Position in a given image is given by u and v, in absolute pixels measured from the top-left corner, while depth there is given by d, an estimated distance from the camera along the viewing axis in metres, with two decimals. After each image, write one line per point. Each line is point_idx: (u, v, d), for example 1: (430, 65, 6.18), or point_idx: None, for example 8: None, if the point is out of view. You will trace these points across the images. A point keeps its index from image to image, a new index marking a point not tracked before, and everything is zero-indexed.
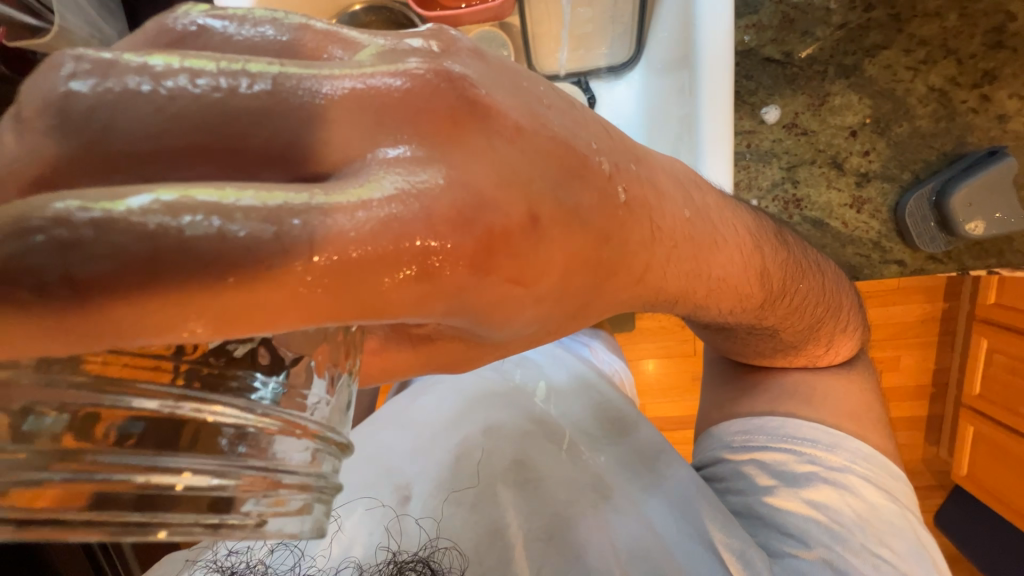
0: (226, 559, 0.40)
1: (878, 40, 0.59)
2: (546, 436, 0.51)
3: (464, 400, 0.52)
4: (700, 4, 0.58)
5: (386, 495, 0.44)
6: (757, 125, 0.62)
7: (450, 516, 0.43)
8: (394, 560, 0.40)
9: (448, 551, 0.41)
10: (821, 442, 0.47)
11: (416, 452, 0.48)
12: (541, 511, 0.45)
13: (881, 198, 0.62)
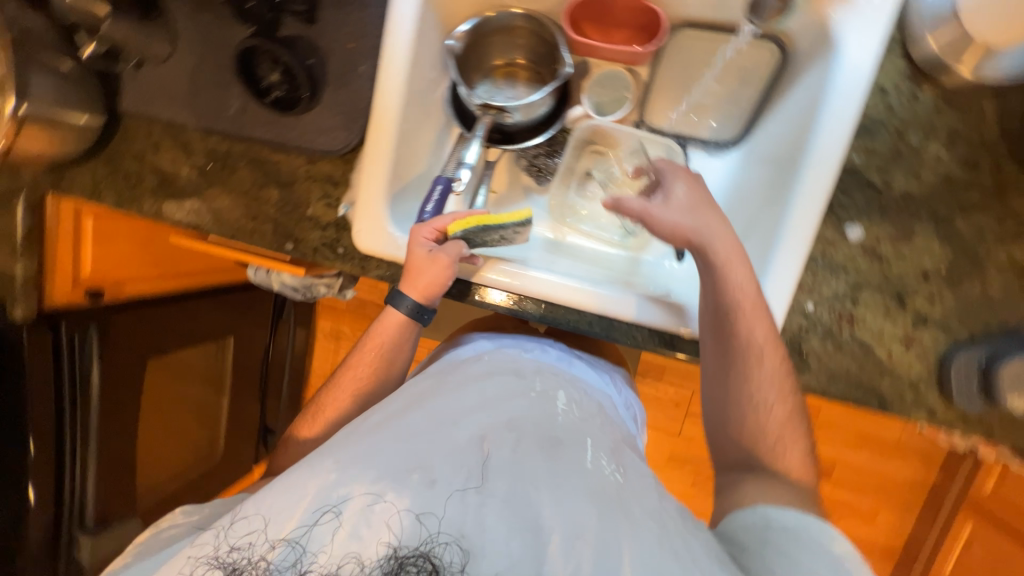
0: (229, 555, 0.50)
1: (975, 201, 0.62)
2: (566, 449, 0.57)
3: (486, 408, 0.61)
4: (823, 114, 0.62)
5: (401, 487, 0.50)
6: (837, 238, 0.64)
7: (455, 515, 0.49)
8: (395, 555, 0.48)
9: (449, 544, 0.48)
10: (789, 523, 0.52)
11: (440, 444, 0.55)
12: (563, 523, 0.49)
13: (932, 344, 0.64)
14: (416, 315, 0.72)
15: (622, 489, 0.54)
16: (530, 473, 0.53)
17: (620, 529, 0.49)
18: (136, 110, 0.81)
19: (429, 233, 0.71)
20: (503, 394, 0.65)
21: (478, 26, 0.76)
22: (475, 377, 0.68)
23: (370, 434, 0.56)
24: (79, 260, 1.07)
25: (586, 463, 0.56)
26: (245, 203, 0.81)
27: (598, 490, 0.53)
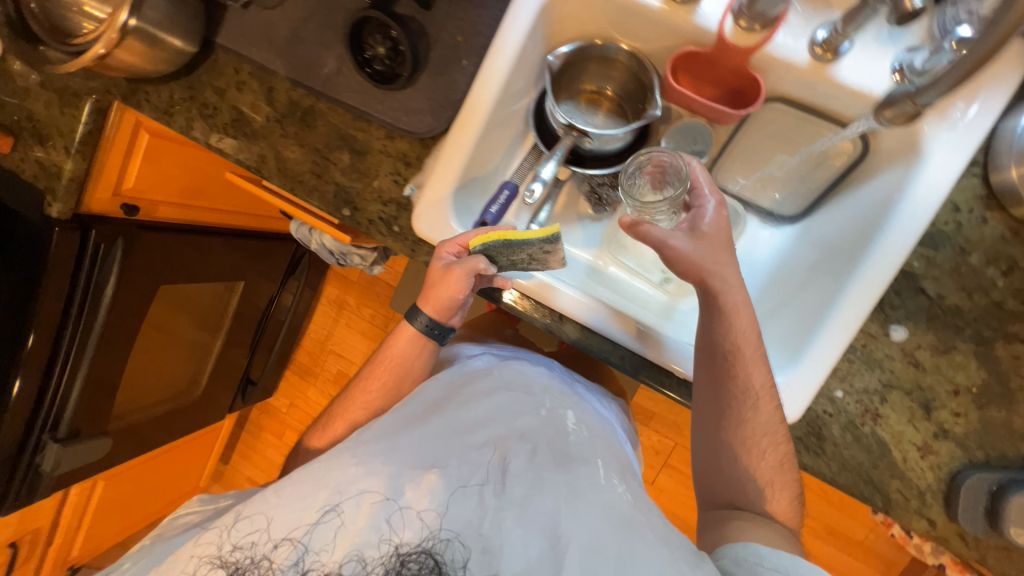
0: (232, 554, 0.60)
1: (1018, 332, 0.64)
2: (559, 470, 0.69)
3: (479, 422, 0.73)
4: (895, 215, 0.64)
5: (410, 490, 0.63)
6: (879, 334, 0.66)
7: (455, 516, 0.62)
8: (397, 551, 0.60)
9: (448, 546, 0.60)
10: (764, 562, 0.57)
11: (449, 452, 0.68)
12: (575, 534, 0.61)
13: (947, 458, 0.65)
14: (429, 332, 0.79)
15: (626, 506, 0.65)
16: (535, 480, 0.67)
17: (623, 535, 0.61)
18: (231, 45, 0.82)
19: (452, 248, 0.74)
20: (511, 408, 0.75)
21: (580, 51, 0.78)
22: (490, 387, 0.78)
23: (386, 439, 0.69)
24: (125, 173, 1.07)
25: (597, 479, 0.68)
26: (312, 159, 0.81)
27: (610, 504, 0.64)
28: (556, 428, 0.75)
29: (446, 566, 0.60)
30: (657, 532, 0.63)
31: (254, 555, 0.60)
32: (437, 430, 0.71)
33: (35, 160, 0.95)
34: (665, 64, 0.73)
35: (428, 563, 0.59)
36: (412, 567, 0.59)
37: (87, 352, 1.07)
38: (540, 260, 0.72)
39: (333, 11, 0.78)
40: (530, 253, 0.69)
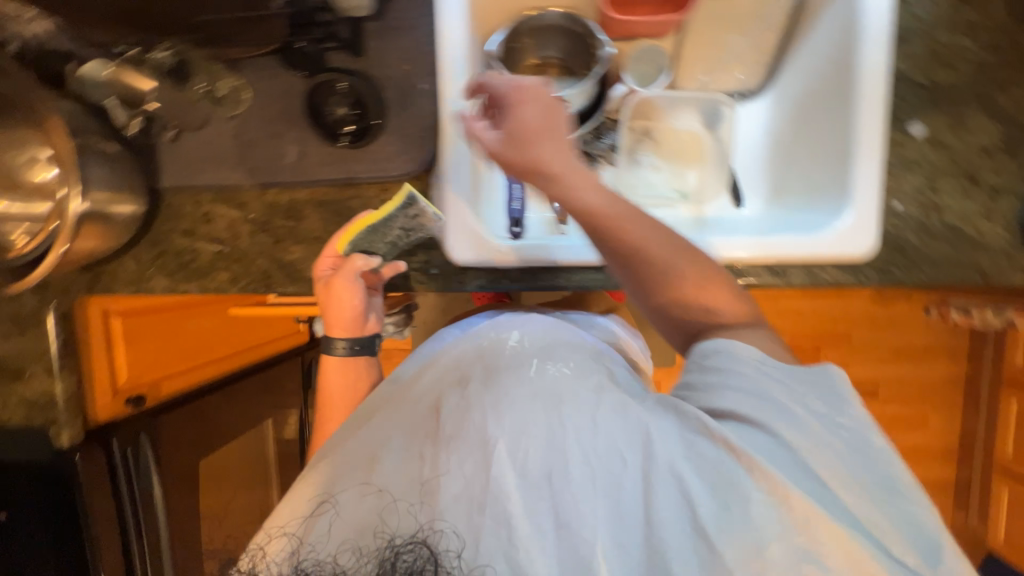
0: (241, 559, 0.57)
1: (1010, 78, 0.68)
2: (536, 396, 0.54)
3: (431, 376, 0.63)
4: (864, 33, 0.68)
5: (359, 475, 0.55)
6: (904, 138, 0.70)
7: (404, 480, 0.53)
8: (389, 545, 0.50)
9: (440, 536, 0.49)
10: (759, 362, 0.50)
11: (399, 429, 0.57)
12: (499, 430, 0.51)
13: (1012, 211, 0.69)
14: (352, 351, 0.75)
15: (566, 383, 0.55)
16: (463, 407, 0.55)
17: (567, 424, 0.51)
18: (181, 184, 0.77)
19: (329, 261, 0.75)
20: (453, 358, 0.65)
21: (516, 30, 0.81)
22: (439, 355, 0.68)
23: (347, 430, 0.62)
24: (116, 368, 0.98)
25: (524, 372, 0.57)
26: (320, 249, 0.77)
27: (535, 391, 0.54)
28: (496, 351, 0.64)
29: (443, 560, 0.48)
30: (611, 402, 0.52)
31: (252, 558, 0.55)
32: (401, 399, 0.62)
33: (20, 400, 0.85)
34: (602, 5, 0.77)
35: (425, 555, 0.49)
36: (408, 560, 0.49)
37: (165, 559, 1.02)
38: (415, 226, 0.73)
39: (268, 99, 0.74)
40: (400, 225, 0.72)
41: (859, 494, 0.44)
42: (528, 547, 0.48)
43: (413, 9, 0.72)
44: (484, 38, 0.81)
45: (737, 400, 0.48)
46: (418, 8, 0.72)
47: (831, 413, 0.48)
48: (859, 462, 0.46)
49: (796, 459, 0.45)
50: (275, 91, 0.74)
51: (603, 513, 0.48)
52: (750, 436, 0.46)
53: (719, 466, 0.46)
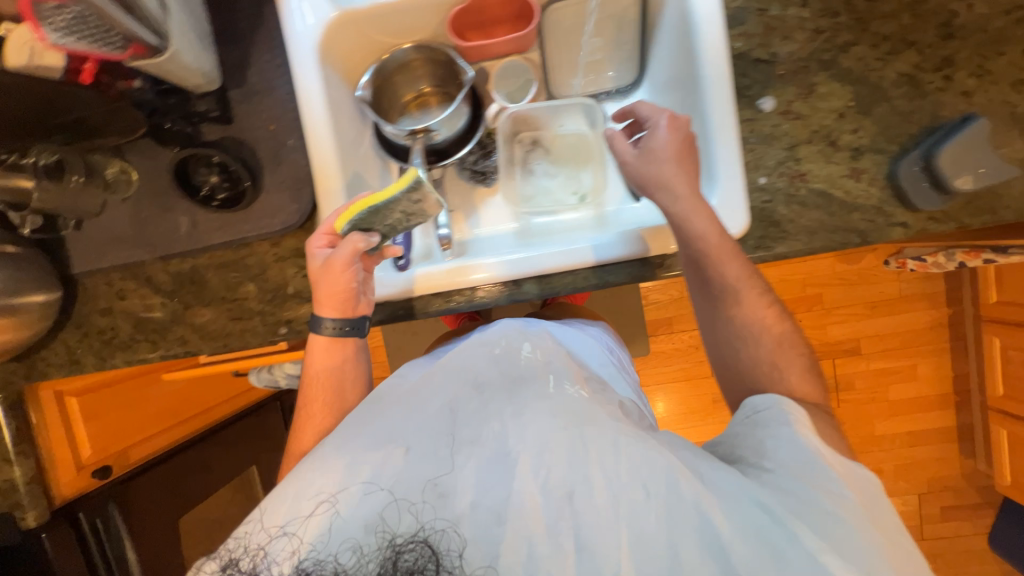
0: (229, 548, 0.54)
1: (848, 39, 0.69)
2: (571, 421, 0.56)
3: (445, 382, 0.65)
4: (696, 19, 0.69)
5: (374, 464, 0.55)
6: (756, 114, 0.71)
7: (415, 476, 0.54)
8: (390, 543, 0.51)
9: (444, 535, 0.51)
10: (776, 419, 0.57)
11: (419, 428, 0.58)
12: (523, 447, 0.55)
13: (876, 168, 0.69)
14: (342, 331, 0.72)
15: (584, 404, 0.59)
16: (483, 414, 0.59)
17: (587, 445, 0.54)
18: (90, 267, 0.81)
19: (324, 239, 0.72)
20: (461, 360, 0.67)
21: (378, 71, 0.81)
22: (439, 364, 0.69)
23: (354, 425, 0.61)
24: (76, 444, 1.03)
25: (544, 390, 0.61)
26: (226, 308, 0.81)
27: (558, 409, 0.58)
28: (511, 362, 0.66)
29: (443, 559, 0.50)
30: (629, 436, 0.55)
31: (250, 557, 0.51)
32: (415, 401, 0.62)
33: None
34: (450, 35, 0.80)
35: (427, 554, 0.51)
36: (408, 559, 0.50)
37: None
38: (415, 211, 0.69)
39: (153, 177, 0.78)
40: (404, 209, 0.67)
41: (874, 535, 0.48)
42: (545, 565, 0.50)
43: (271, 71, 0.76)
44: (353, 81, 0.83)
45: (806, 441, 0.54)
46: (276, 70, 0.76)
47: (849, 471, 0.52)
48: (863, 513, 0.49)
49: (803, 497, 0.50)
50: (158, 168, 0.78)
51: (620, 533, 0.50)
52: (783, 486, 0.51)
53: (761, 517, 0.49)
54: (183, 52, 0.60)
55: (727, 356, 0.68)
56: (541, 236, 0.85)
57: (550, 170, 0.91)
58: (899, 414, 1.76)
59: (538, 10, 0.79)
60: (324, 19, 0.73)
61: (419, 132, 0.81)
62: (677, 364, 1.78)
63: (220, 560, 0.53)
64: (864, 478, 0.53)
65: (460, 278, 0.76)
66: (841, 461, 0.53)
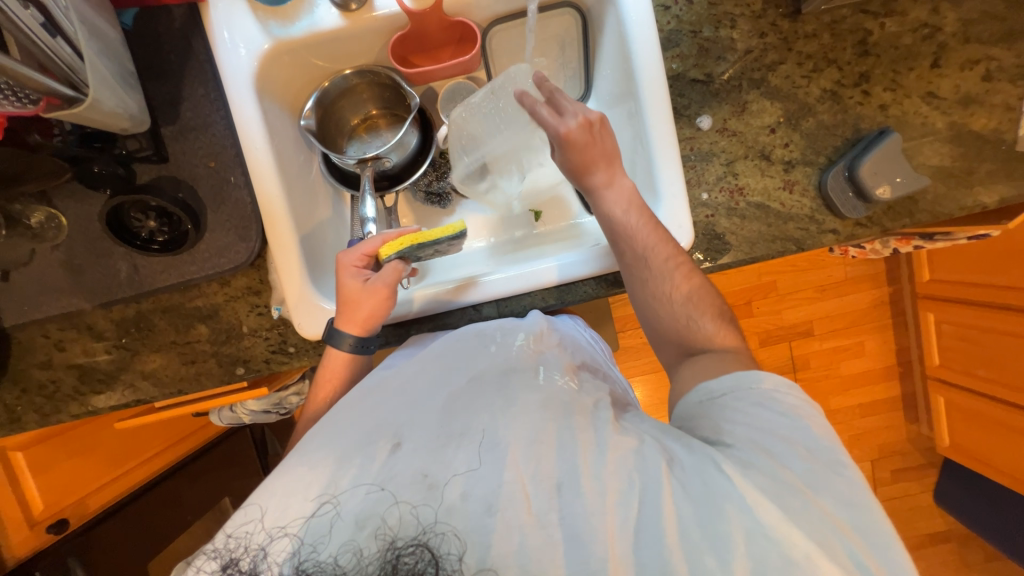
0: (228, 544, 0.49)
1: (775, 58, 0.73)
2: (564, 414, 0.55)
3: (441, 383, 0.62)
4: (634, 42, 0.70)
5: (370, 455, 0.52)
6: (695, 132, 0.74)
7: (410, 474, 0.50)
8: (391, 547, 0.47)
9: (446, 536, 0.47)
10: (752, 378, 0.55)
11: (417, 416, 0.57)
12: (514, 436, 0.52)
13: (806, 179, 0.74)
14: (360, 348, 0.71)
15: (571, 395, 0.59)
16: (475, 408, 0.56)
17: (577, 435, 0.52)
18: (21, 320, 0.76)
19: (358, 259, 0.72)
20: (455, 354, 0.66)
21: (320, 99, 0.79)
22: (422, 359, 0.67)
23: (347, 415, 0.58)
24: (27, 501, 1.01)
25: (534, 381, 0.60)
26: (177, 351, 0.78)
27: (549, 401, 0.57)
28: (507, 360, 0.65)
29: (443, 562, 0.46)
30: (621, 427, 0.54)
31: (250, 557, 0.48)
32: (411, 396, 0.60)
33: None
34: (393, 59, 0.78)
35: (427, 558, 0.46)
36: (409, 563, 0.46)
37: None
38: (443, 250, 0.76)
39: (86, 222, 0.74)
40: (441, 247, 0.73)
41: (851, 512, 0.46)
42: (539, 558, 0.46)
43: (207, 106, 0.73)
44: (296, 110, 0.81)
45: (756, 419, 0.51)
46: (212, 105, 0.73)
47: (808, 431, 0.50)
48: (839, 492, 0.47)
49: (771, 482, 0.46)
50: (91, 212, 0.74)
51: (617, 522, 0.47)
52: (754, 463, 0.48)
53: (721, 492, 0.46)
54: (104, 98, 0.57)
55: (649, 310, 0.66)
56: (500, 255, 0.85)
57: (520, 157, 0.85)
58: (852, 389, 1.85)
59: (480, 36, 0.78)
60: (257, 51, 0.71)
61: (365, 159, 0.80)
62: (646, 359, 1.68)
63: (219, 559, 0.49)
64: (832, 440, 0.50)
65: (465, 292, 0.77)
66: (806, 430, 0.51)
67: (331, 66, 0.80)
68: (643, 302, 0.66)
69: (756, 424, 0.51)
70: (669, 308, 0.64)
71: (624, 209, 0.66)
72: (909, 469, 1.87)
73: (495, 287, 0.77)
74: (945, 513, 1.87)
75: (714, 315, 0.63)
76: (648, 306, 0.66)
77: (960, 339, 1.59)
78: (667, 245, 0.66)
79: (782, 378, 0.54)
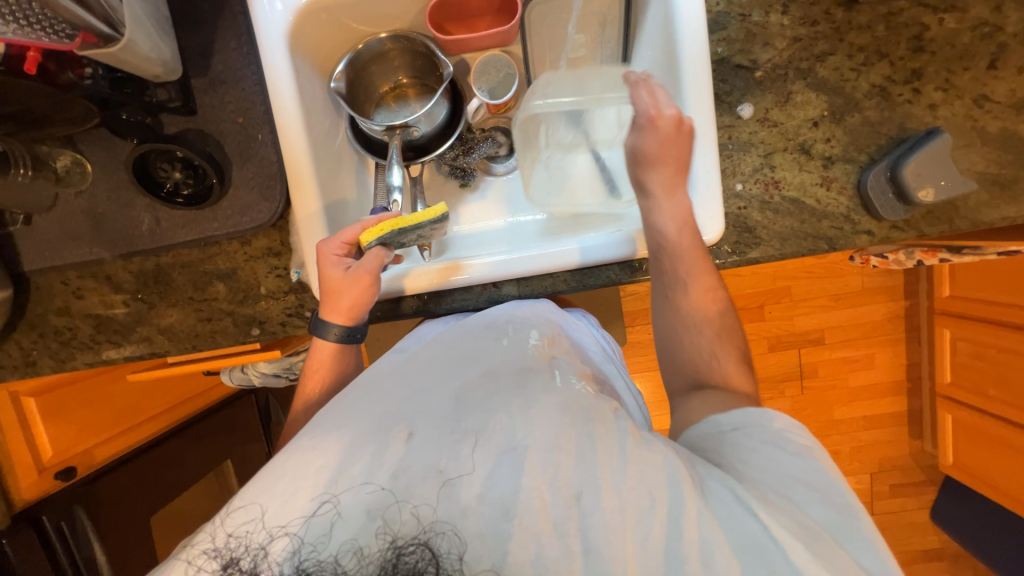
0: (228, 543, 0.47)
1: (825, 48, 0.70)
2: (583, 420, 0.52)
3: (448, 375, 0.59)
4: (680, 20, 0.67)
5: (373, 450, 0.50)
6: (734, 120, 0.72)
7: (417, 474, 0.48)
8: (393, 546, 0.45)
9: (447, 533, 0.45)
10: (771, 416, 0.53)
11: (425, 409, 0.54)
12: (531, 440, 0.49)
13: (846, 177, 0.72)
14: (347, 338, 0.71)
15: (587, 400, 0.56)
16: (486, 407, 0.53)
17: (597, 445, 0.50)
18: (41, 265, 0.76)
19: (338, 247, 0.69)
20: (467, 343, 0.65)
21: (352, 62, 0.78)
22: (435, 346, 0.67)
23: (354, 403, 0.56)
24: (37, 446, 1.01)
25: (548, 383, 0.57)
26: (193, 308, 0.78)
27: (567, 404, 0.54)
28: (518, 355, 0.62)
29: (445, 564, 0.44)
30: (640, 440, 0.51)
31: (250, 557, 0.46)
32: (419, 385, 0.58)
33: None
34: (430, 26, 0.76)
35: (428, 558, 0.44)
36: (409, 562, 0.44)
37: None
38: (428, 236, 0.73)
39: (110, 170, 0.74)
40: (426, 232, 0.71)
41: (877, 561, 0.44)
42: (556, 568, 0.44)
43: (238, 60, 0.72)
44: (328, 72, 0.80)
45: (773, 453, 0.51)
46: (243, 59, 0.72)
47: (822, 472, 0.49)
48: (862, 539, 0.45)
49: (793, 520, 0.45)
50: (116, 160, 0.73)
51: (634, 542, 0.45)
52: (771, 498, 0.47)
53: (743, 525, 0.46)
54: (139, 40, 0.59)
55: (672, 340, 0.67)
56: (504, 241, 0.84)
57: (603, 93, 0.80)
58: (858, 400, 1.83)
59: (520, 6, 0.76)
60: (293, 6, 0.69)
61: (391, 127, 0.78)
62: (652, 355, 1.67)
63: (219, 558, 0.47)
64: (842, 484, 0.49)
65: (453, 276, 0.75)
66: (822, 470, 0.50)
67: (366, 28, 0.78)
68: (668, 325, 0.68)
69: (775, 461, 0.50)
70: (695, 340, 0.65)
71: (677, 228, 0.65)
72: (908, 484, 1.86)
73: (485, 270, 0.75)
74: (940, 532, 1.86)
75: (737, 357, 0.64)
76: (671, 331, 0.67)
77: (975, 358, 1.57)
78: (709, 277, 0.66)
79: (793, 418, 0.53)
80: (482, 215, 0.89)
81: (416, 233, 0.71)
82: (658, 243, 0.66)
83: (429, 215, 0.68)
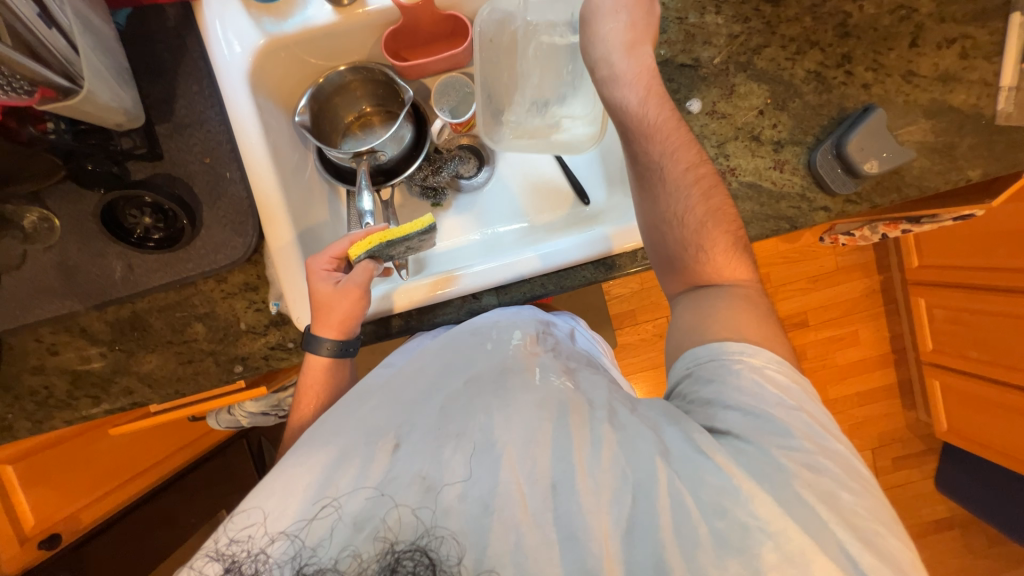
0: (230, 547, 0.46)
1: (760, 42, 0.75)
2: (563, 415, 0.52)
3: (428, 386, 0.60)
4: None
5: (366, 457, 0.50)
6: (686, 115, 0.75)
7: (405, 475, 0.48)
8: (391, 550, 0.45)
9: (444, 535, 0.45)
10: (747, 350, 0.52)
11: (410, 416, 0.54)
12: (508, 436, 0.50)
13: (796, 158, 0.75)
14: (340, 352, 0.70)
15: (573, 393, 0.55)
16: (467, 409, 0.53)
17: (573, 436, 0.49)
18: (13, 324, 0.74)
19: (325, 263, 0.70)
20: (454, 355, 0.64)
21: (314, 95, 0.80)
22: (424, 353, 0.67)
23: (342, 416, 0.56)
24: (19, 516, 0.98)
25: (529, 382, 0.57)
26: (174, 351, 0.77)
27: (546, 401, 0.53)
28: (501, 356, 0.63)
29: (444, 567, 0.44)
30: (620, 423, 0.50)
31: (251, 560, 0.45)
32: (407, 398, 0.58)
33: None
34: (386, 54, 0.79)
35: (425, 563, 0.44)
36: (409, 566, 0.45)
37: None
38: (415, 248, 0.74)
39: (79, 222, 0.73)
40: (414, 243, 0.72)
41: (855, 501, 0.44)
42: (536, 558, 0.44)
43: (201, 102, 0.74)
44: (291, 107, 0.82)
45: (750, 397, 0.49)
46: (206, 101, 0.74)
47: (799, 414, 0.48)
48: (842, 480, 0.45)
49: (760, 461, 0.46)
50: (84, 211, 0.73)
51: (611, 520, 0.45)
52: (744, 449, 0.47)
53: (716, 488, 0.45)
54: (99, 91, 0.61)
55: (661, 238, 0.62)
56: (487, 252, 0.86)
57: (560, 99, 0.84)
58: (849, 377, 1.86)
59: (471, 29, 0.80)
60: (251, 47, 0.72)
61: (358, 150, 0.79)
62: (644, 355, 1.68)
63: (221, 561, 0.46)
64: (825, 427, 0.49)
65: (444, 287, 0.76)
66: (797, 409, 0.49)
67: (325, 63, 0.81)
68: (649, 222, 0.63)
69: (756, 405, 0.49)
70: (679, 232, 0.61)
71: (640, 96, 0.63)
72: (909, 455, 1.88)
73: (474, 280, 0.76)
74: (948, 499, 1.86)
75: (720, 230, 0.60)
76: (653, 208, 0.63)
77: (952, 322, 1.61)
78: (687, 152, 0.62)
79: (773, 355, 0.52)
80: (462, 230, 0.90)
81: (405, 245, 0.72)
82: (619, 107, 0.64)
83: (421, 226, 0.69)
